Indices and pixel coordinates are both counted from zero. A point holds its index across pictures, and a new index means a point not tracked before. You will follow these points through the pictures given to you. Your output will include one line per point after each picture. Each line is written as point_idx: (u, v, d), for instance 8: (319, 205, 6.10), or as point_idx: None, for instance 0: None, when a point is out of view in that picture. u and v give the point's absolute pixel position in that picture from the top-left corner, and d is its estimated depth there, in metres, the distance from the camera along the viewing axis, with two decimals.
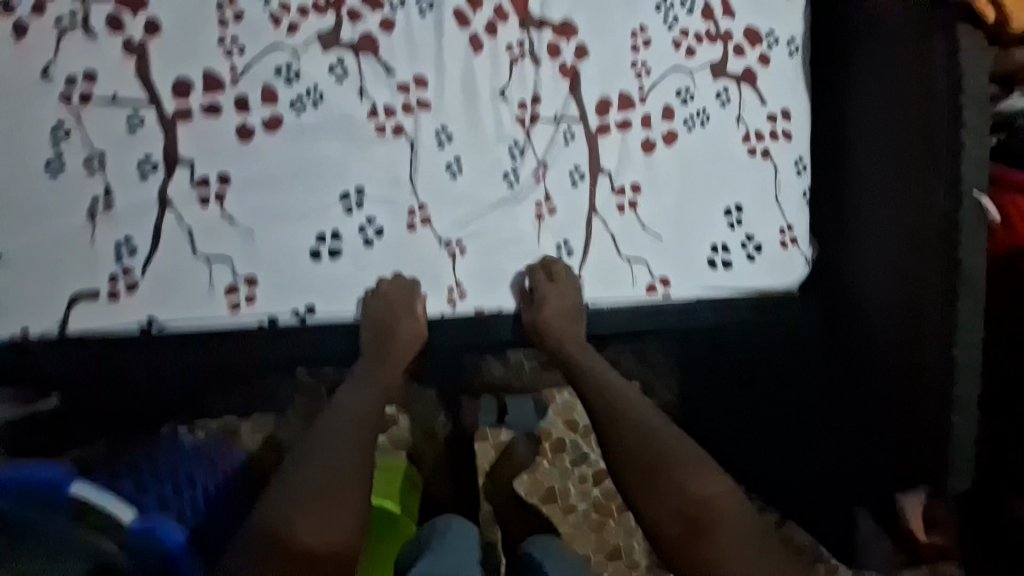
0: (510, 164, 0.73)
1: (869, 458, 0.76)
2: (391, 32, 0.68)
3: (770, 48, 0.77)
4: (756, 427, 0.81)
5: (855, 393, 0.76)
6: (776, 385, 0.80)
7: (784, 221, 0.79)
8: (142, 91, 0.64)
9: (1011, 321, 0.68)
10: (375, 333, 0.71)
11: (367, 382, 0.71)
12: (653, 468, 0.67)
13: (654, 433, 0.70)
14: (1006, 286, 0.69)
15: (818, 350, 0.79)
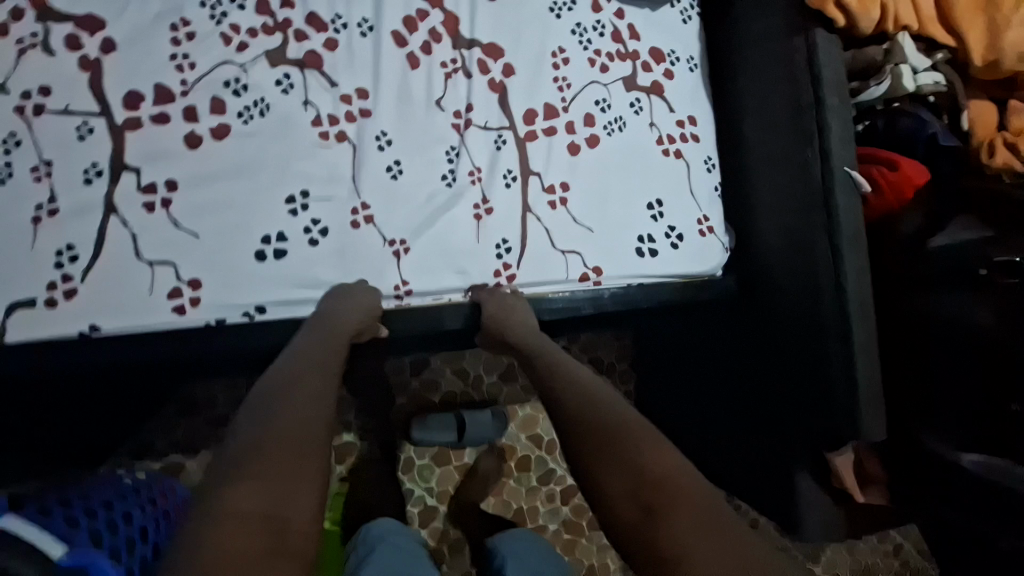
0: (447, 167, 0.80)
1: (793, 422, 0.81)
2: (334, 50, 0.76)
3: (673, 64, 0.89)
4: (704, 396, 0.98)
5: (771, 361, 0.84)
6: (716, 361, 0.94)
7: (700, 212, 0.87)
8: (93, 102, 0.68)
9: (897, 279, 0.76)
10: (326, 309, 0.69)
11: (323, 349, 0.64)
12: (599, 443, 0.56)
13: (601, 404, 0.60)
14: (894, 252, 0.75)
15: (739, 322, 0.89)
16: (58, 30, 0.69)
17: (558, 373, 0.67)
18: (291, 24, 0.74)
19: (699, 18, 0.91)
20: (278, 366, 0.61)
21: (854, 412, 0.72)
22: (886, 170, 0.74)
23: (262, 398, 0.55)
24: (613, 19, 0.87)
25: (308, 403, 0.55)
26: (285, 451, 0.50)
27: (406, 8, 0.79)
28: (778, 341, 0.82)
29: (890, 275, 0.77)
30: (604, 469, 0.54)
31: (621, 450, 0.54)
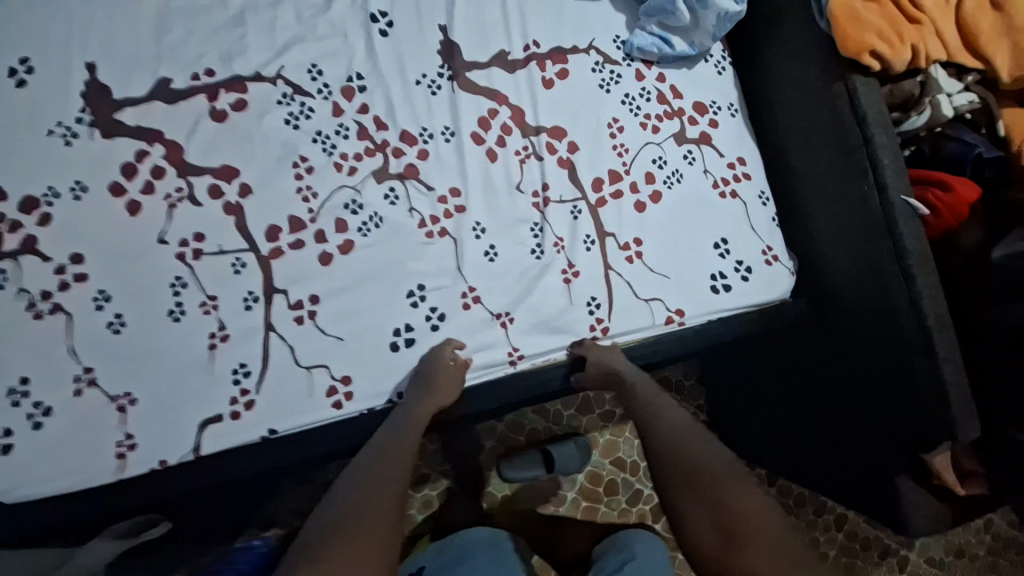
0: (534, 242, 0.90)
1: (887, 430, 0.88)
2: (426, 159, 0.88)
3: (716, 114, 0.97)
4: (792, 407, 1.05)
5: (853, 374, 0.90)
6: (796, 375, 1.01)
7: (764, 243, 0.95)
8: (241, 240, 0.81)
9: (973, 284, 0.79)
10: (421, 373, 0.80)
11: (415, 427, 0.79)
12: (693, 482, 0.74)
13: (696, 451, 0.78)
14: (957, 257, 0.81)
15: (815, 338, 0.95)
16: (200, 182, 0.82)
17: (656, 416, 0.84)
18: (388, 143, 0.87)
19: (732, 67, 1.00)
20: (386, 444, 0.78)
21: (950, 420, 0.76)
22: (940, 193, 0.80)
23: (366, 474, 0.74)
24: (656, 83, 0.96)
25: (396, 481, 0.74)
26: (376, 525, 0.69)
27: (479, 110, 0.91)
28: (859, 353, 0.88)
29: (963, 278, 0.80)
30: (699, 503, 0.73)
31: (712, 492, 0.73)
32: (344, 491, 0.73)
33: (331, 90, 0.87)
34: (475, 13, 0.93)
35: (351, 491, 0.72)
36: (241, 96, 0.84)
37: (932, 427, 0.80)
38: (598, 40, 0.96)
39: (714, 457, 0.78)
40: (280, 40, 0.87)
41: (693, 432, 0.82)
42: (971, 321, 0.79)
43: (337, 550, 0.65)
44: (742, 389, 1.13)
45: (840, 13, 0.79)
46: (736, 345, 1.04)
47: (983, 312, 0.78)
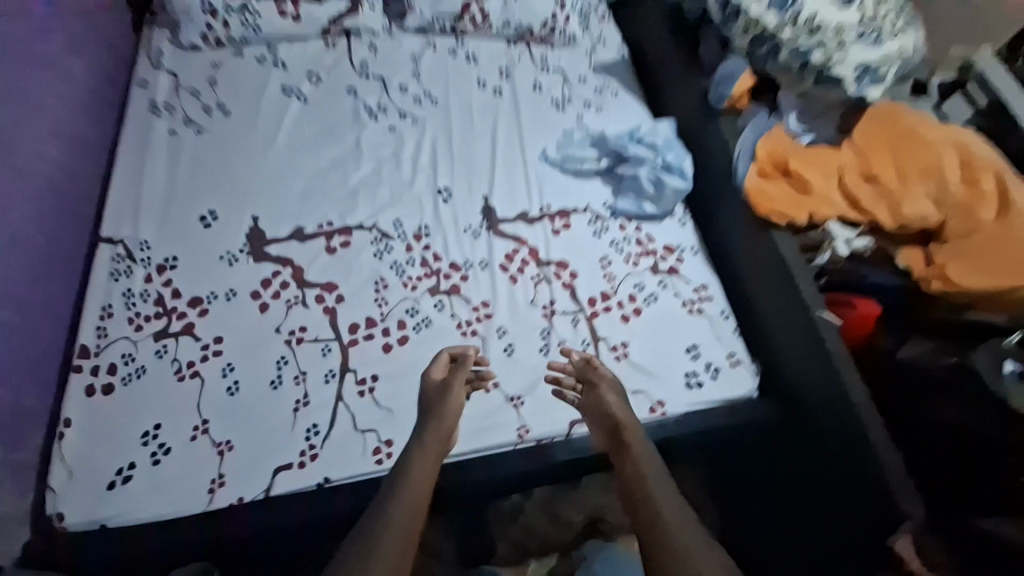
0: (543, 342, 1.17)
1: (851, 522, 0.96)
2: (466, 281, 1.23)
3: (683, 253, 1.31)
4: (781, 506, 1.13)
5: (817, 465, 1.03)
6: (775, 472, 1.12)
7: (729, 350, 1.18)
8: (330, 332, 1.14)
9: (892, 384, 1.00)
10: (438, 386, 1.01)
11: (430, 461, 0.90)
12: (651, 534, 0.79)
13: (664, 502, 0.83)
14: (874, 363, 1.04)
15: (782, 435, 1.11)
16: (310, 292, 1.18)
17: (632, 462, 0.89)
18: (442, 269, 1.24)
19: (693, 222, 1.36)
20: (404, 478, 0.87)
21: (892, 493, 0.88)
22: (847, 311, 1.06)
23: (383, 502, 0.83)
24: (636, 232, 1.33)
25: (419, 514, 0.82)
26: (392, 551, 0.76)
27: (506, 250, 1.28)
28: (818, 443, 1.03)
29: (885, 380, 1.02)
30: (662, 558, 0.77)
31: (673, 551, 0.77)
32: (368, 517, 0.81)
33: (406, 235, 1.28)
34: (507, 188, 1.37)
35: (377, 524, 0.79)
36: (347, 238, 1.26)
37: (881, 512, 0.89)
38: (592, 204, 1.36)
39: (672, 513, 0.81)
40: (377, 203, 1.32)
41: (664, 481, 0.87)
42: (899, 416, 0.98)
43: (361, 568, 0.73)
44: (735, 488, 1.23)
45: (749, 190, 1.17)
46: (721, 447, 1.16)
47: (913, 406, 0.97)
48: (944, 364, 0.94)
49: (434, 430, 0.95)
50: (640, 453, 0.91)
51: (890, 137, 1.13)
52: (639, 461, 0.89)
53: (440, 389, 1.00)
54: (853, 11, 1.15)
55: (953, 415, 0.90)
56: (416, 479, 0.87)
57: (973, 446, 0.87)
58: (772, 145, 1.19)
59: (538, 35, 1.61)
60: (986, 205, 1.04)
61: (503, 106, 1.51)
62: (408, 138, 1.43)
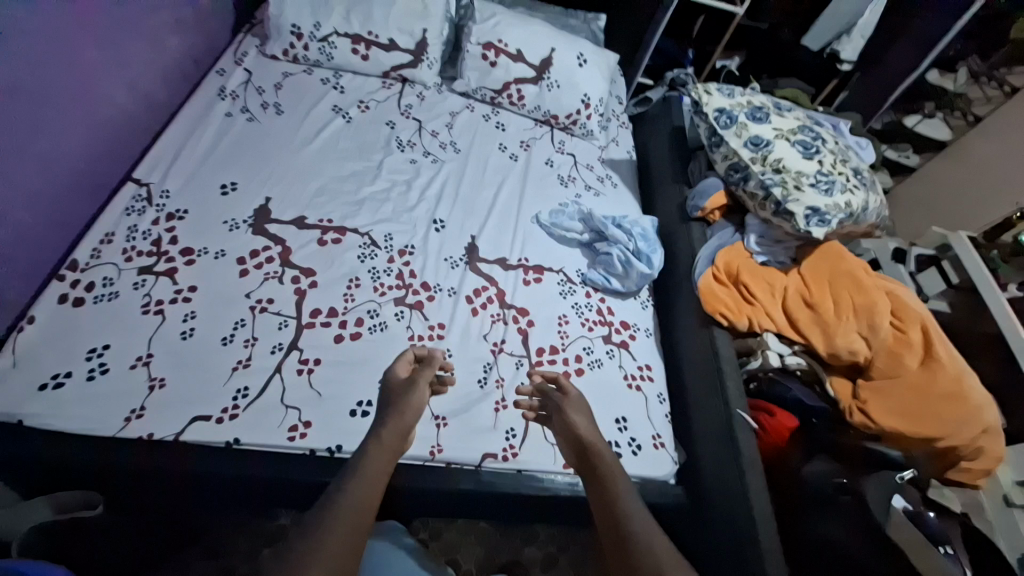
0: (483, 374, 1.23)
1: None
2: (431, 301, 1.33)
3: (636, 331, 1.40)
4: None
5: (719, 558, 1.08)
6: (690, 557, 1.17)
7: (654, 430, 1.23)
8: (293, 310, 1.23)
9: (791, 493, 1.07)
10: (405, 376, 1.04)
11: (389, 450, 0.90)
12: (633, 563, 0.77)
13: (647, 529, 0.81)
14: (779, 469, 1.11)
15: (694, 522, 1.17)
16: (289, 272, 1.28)
17: (608, 484, 0.89)
18: (414, 285, 1.35)
19: (653, 308, 1.47)
20: (354, 478, 0.84)
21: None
22: (767, 416, 1.12)
23: (349, 474, 0.85)
24: (598, 302, 1.43)
25: (369, 512, 0.79)
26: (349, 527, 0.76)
27: (475, 285, 1.38)
28: (720, 537, 1.08)
29: (787, 490, 1.09)
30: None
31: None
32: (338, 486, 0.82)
33: (393, 248, 1.40)
34: (495, 235, 1.51)
35: (332, 496, 0.80)
36: (339, 236, 1.38)
37: None
38: (565, 268, 1.48)
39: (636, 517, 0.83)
40: (378, 216, 1.46)
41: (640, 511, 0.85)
42: (796, 525, 1.04)
43: (318, 533, 0.74)
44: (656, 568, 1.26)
45: (701, 288, 1.28)
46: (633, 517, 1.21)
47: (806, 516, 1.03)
48: (833, 488, 1.02)
49: (397, 418, 0.95)
50: (610, 470, 0.92)
51: (832, 276, 1.24)
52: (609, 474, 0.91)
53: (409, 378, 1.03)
54: (817, 164, 1.27)
55: (838, 534, 0.97)
56: (366, 477, 0.85)
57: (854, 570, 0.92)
58: (729, 257, 1.32)
59: (562, 122, 1.84)
60: (910, 354, 1.11)
61: (515, 169, 1.71)
62: (424, 172, 1.61)
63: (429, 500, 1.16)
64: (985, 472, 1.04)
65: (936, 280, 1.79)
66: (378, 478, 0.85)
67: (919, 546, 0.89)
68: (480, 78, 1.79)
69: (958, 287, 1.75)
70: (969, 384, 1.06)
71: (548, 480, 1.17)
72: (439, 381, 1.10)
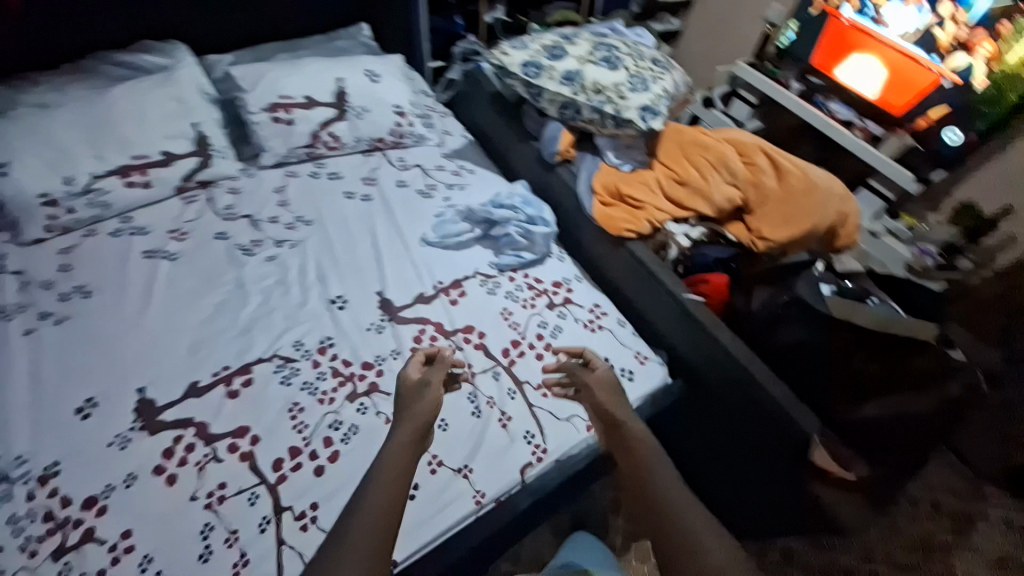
0: (472, 405, 1.20)
1: (763, 449, 1.14)
2: (382, 376, 1.25)
3: (569, 283, 1.47)
4: (699, 453, 1.33)
5: (724, 417, 1.21)
6: (694, 428, 1.30)
7: (635, 350, 1.32)
8: (254, 477, 1.09)
9: (746, 329, 1.20)
10: (413, 379, 1.07)
11: (403, 449, 0.92)
12: (659, 509, 0.79)
13: (665, 475, 0.84)
14: (730, 316, 1.24)
15: (688, 402, 1.29)
16: (221, 444, 1.12)
17: (628, 440, 0.94)
18: (355, 372, 1.25)
19: (569, 257, 1.54)
20: (372, 476, 0.87)
21: (791, 416, 1.04)
22: (704, 285, 1.25)
23: (371, 475, 0.87)
24: (524, 279, 1.46)
25: (393, 497, 0.83)
26: (381, 514, 0.81)
27: (412, 334, 1.33)
28: (719, 399, 1.20)
29: (741, 329, 1.21)
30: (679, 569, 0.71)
31: (688, 542, 0.73)
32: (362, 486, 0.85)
33: (310, 352, 1.28)
34: (399, 278, 1.45)
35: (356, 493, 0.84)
36: (248, 376, 1.23)
37: (781, 433, 1.07)
38: (479, 268, 1.48)
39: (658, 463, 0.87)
40: (274, 332, 1.31)
41: (670, 476, 0.84)
42: (765, 348, 1.15)
43: (352, 524, 0.79)
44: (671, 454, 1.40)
45: (598, 218, 1.36)
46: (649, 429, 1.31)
47: (766, 337, 1.16)
48: (779, 304, 1.13)
49: (410, 416, 0.98)
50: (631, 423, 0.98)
51: (683, 149, 1.39)
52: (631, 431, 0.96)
53: (419, 384, 1.06)
54: (624, 70, 1.39)
55: (792, 337, 1.10)
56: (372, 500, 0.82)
57: (810, 354, 1.08)
58: (603, 179, 1.42)
59: (389, 141, 1.77)
60: (767, 176, 1.30)
61: (376, 208, 1.63)
62: (290, 262, 1.47)
63: (497, 542, 1.17)
64: (855, 228, 1.30)
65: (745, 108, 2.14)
66: (397, 474, 0.88)
67: (848, 308, 1.03)
68: (285, 143, 1.64)
69: (761, 105, 2.11)
70: (815, 174, 1.29)
71: (578, 450, 1.20)
72: (451, 376, 1.16)
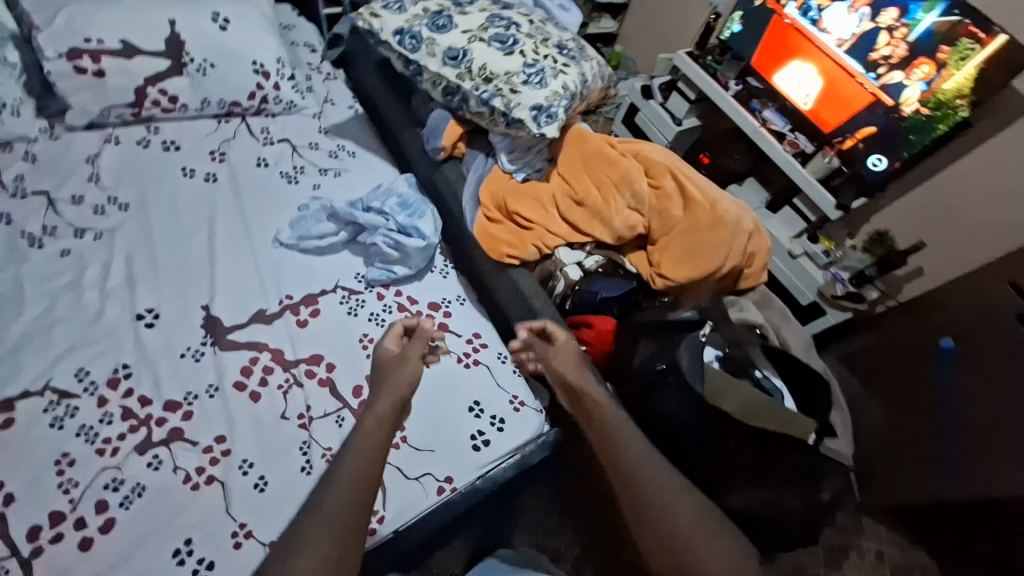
0: (303, 459, 1.02)
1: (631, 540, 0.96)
2: (191, 419, 1.01)
3: (448, 305, 1.27)
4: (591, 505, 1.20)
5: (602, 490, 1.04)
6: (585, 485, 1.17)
7: (510, 393, 1.17)
8: (3, 548, 0.84)
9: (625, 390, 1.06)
10: (390, 358, 1.06)
11: (380, 420, 0.95)
12: (635, 496, 0.78)
13: (640, 456, 0.83)
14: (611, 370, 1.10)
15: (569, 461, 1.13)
16: None
17: (594, 418, 0.90)
18: (153, 415, 1.00)
19: (454, 271, 1.33)
20: (348, 450, 0.90)
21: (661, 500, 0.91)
22: (585, 330, 1.11)
23: (349, 446, 0.91)
24: (395, 297, 1.25)
25: (372, 467, 0.88)
26: (364, 479, 0.86)
27: (241, 362, 1.09)
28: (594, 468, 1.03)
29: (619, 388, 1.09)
30: (659, 547, 0.74)
31: (665, 532, 0.74)
32: (347, 456, 0.89)
33: (98, 386, 1.01)
34: (235, 288, 1.19)
35: (339, 463, 0.88)
36: (8, 415, 0.94)
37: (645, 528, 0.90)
38: (342, 281, 1.25)
39: (633, 448, 0.84)
40: (54, 354, 1.02)
41: (648, 458, 0.83)
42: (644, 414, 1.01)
43: (337, 492, 0.83)
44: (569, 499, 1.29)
45: (477, 235, 1.16)
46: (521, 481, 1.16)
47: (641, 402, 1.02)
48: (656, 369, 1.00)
49: (386, 390, 1.00)
50: (599, 398, 0.94)
51: (585, 161, 1.19)
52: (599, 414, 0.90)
53: (396, 362, 1.05)
54: (519, 56, 1.15)
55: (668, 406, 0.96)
56: (331, 506, 0.81)
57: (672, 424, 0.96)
58: (492, 189, 1.21)
59: (248, 107, 1.45)
60: (673, 205, 1.12)
61: (221, 193, 1.32)
62: (93, 259, 1.15)
63: None
64: (762, 268, 1.17)
65: (680, 103, 1.97)
66: (372, 447, 0.91)
67: (726, 386, 0.89)
68: (98, 99, 1.29)
69: (696, 101, 1.94)
70: (725, 204, 1.12)
71: (427, 514, 1.02)
72: (430, 352, 1.13)
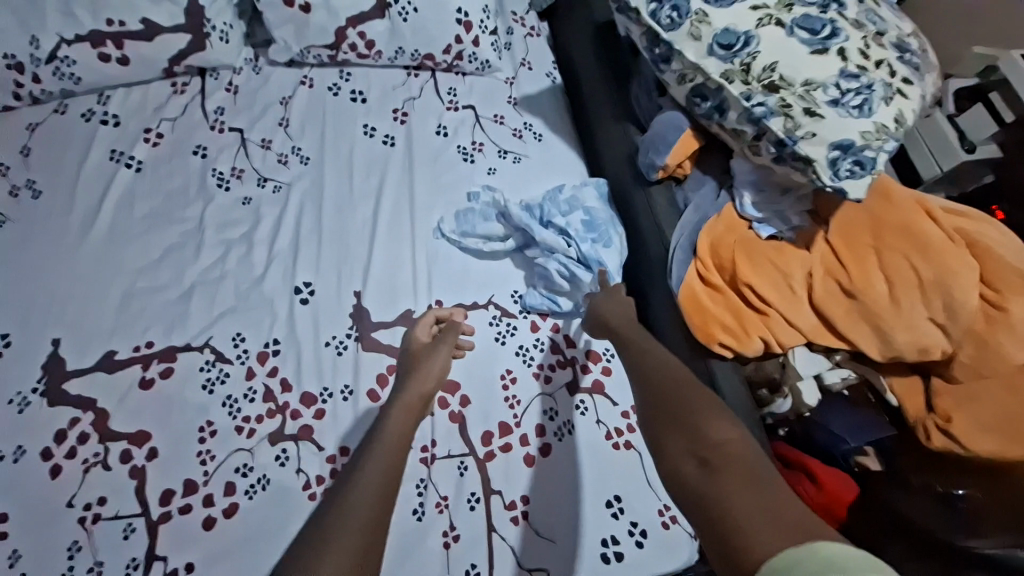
0: (417, 502, 0.90)
1: None
2: (321, 419, 0.92)
3: (609, 360, 1.05)
4: None
5: None
6: None
7: (661, 502, 0.95)
8: (136, 504, 0.84)
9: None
10: (408, 354, 0.95)
11: (414, 399, 0.87)
12: (658, 398, 0.69)
13: (665, 367, 0.74)
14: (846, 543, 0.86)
15: None
16: (115, 447, 0.86)
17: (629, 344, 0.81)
18: (289, 404, 0.93)
19: None
20: (378, 436, 0.79)
21: None
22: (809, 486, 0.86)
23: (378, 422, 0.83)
24: (550, 333, 1.05)
25: (402, 450, 0.77)
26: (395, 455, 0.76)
27: (379, 366, 0.98)
28: None
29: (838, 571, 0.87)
30: (673, 449, 0.63)
31: (684, 426, 0.65)
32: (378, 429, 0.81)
33: (247, 356, 0.95)
34: (388, 276, 1.06)
35: (372, 438, 0.79)
36: (169, 365, 0.92)
37: None
38: (496, 296, 1.07)
39: (662, 365, 0.75)
40: (216, 311, 0.98)
41: (674, 370, 0.74)
42: None
43: (366, 471, 0.72)
44: None
45: (683, 296, 0.90)
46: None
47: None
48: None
49: (419, 375, 0.90)
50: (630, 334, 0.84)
51: (878, 235, 0.86)
52: (635, 344, 0.81)
53: (410, 356, 0.94)
54: (835, 57, 0.78)
55: None
56: (360, 493, 0.68)
57: None
58: (718, 235, 0.91)
59: (441, 61, 1.26)
60: (1003, 337, 0.79)
61: (395, 159, 1.18)
62: (266, 213, 1.09)
63: None
64: None
65: (985, 121, 1.14)
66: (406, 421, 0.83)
67: None
68: (298, 34, 1.20)
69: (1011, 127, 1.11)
70: None
71: None
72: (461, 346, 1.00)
